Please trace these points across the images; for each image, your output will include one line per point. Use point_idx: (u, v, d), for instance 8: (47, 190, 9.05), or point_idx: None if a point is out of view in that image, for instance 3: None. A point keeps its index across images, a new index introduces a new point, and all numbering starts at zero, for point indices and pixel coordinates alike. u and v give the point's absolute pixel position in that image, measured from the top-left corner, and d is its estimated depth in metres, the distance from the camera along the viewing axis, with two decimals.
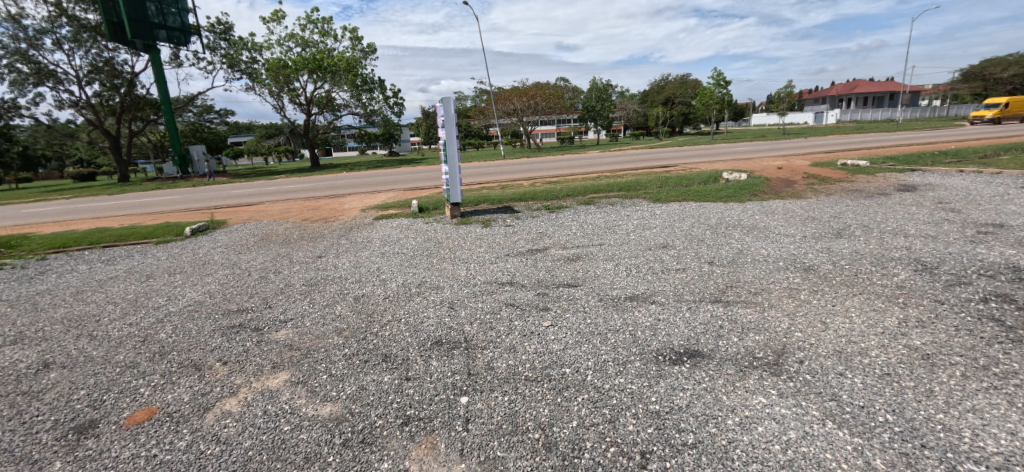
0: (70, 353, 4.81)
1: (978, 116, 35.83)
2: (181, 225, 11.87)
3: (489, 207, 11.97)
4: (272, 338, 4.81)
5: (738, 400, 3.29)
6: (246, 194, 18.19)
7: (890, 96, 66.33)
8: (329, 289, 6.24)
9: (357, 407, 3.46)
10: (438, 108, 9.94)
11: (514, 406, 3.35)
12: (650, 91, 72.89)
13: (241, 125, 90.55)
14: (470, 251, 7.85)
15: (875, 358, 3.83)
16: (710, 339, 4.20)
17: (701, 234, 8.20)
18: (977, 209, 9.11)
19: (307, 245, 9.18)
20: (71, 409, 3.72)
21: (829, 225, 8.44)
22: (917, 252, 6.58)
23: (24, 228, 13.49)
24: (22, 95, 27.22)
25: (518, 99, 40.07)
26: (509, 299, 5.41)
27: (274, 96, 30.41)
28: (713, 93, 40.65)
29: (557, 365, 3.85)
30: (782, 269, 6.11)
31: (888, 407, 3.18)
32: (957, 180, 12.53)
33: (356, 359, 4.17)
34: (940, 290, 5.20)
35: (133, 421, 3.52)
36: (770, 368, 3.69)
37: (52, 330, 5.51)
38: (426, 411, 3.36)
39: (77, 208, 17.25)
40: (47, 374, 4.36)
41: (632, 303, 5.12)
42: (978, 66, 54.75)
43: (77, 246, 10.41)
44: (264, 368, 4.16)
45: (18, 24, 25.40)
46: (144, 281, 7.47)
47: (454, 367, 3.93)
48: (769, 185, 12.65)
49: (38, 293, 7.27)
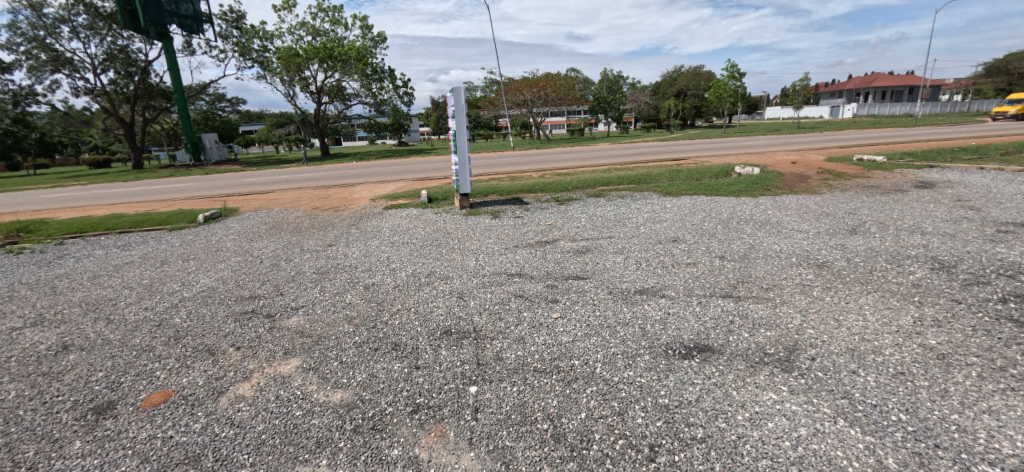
0: (88, 335, 4.92)
1: (1000, 112, 34.90)
2: (194, 212, 12.05)
3: (498, 198, 11.99)
4: (283, 324, 4.87)
5: (748, 395, 3.28)
6: (258, 182, 18.37)
7: (909, 90, 64.94)
8: (340, 278, 6.30)
9: (367, 394, 3.50)
10: (449, 98, 9.92)
11: (523, 396, 3.37)
12: (662, 83, 72.05)
13: (249, 114, 91.14)
14: (479, 242, 7.85)
15: (889, 357, 3.78)
16: (721, 333, 4.18)
17: (713, 228, 8.13)
18: (997, 208, 8.92)
19: (318, 233, 9.27)
20: (89, 390, 3.81)
21: (844, 221, 8.32)
22: (934, 250, 6.48)
23: (42, 213, 13.77)
24: (39, 82, 27.65)
25: (528, 89, 39.94)
26: (517, 291, 5.42)
27: (286, 84, 30.42)
28: (727, 86, 39.89)
29: (566, 357, 3.85)
30: (795, 265, 6.04)
31: (901, 406, 3.14)
32: (977, 177, 12.27)
33: (366, 347, 4.21)
34: (956, 289, 5.12)
35: (150, 403, 3.59)
36: (781, 364, 3.66)
37: (71, 313, 5.64)
38: (436, 399, 3.38)
39: (93, 194, 17.52)
40: (67, 356, 4.46)
41: (642, 296, 5.10)
42: (1002, 59, 53.22)
43: (94, 231, 10.61)
44: (276, 354, 4.22)
45: (37, 13, 25.77)
46: (159, 267, 7.61)
47: (464, 357, 3.94)
48: (782, 180, 12.47)
49: (56, 276, 7.43)
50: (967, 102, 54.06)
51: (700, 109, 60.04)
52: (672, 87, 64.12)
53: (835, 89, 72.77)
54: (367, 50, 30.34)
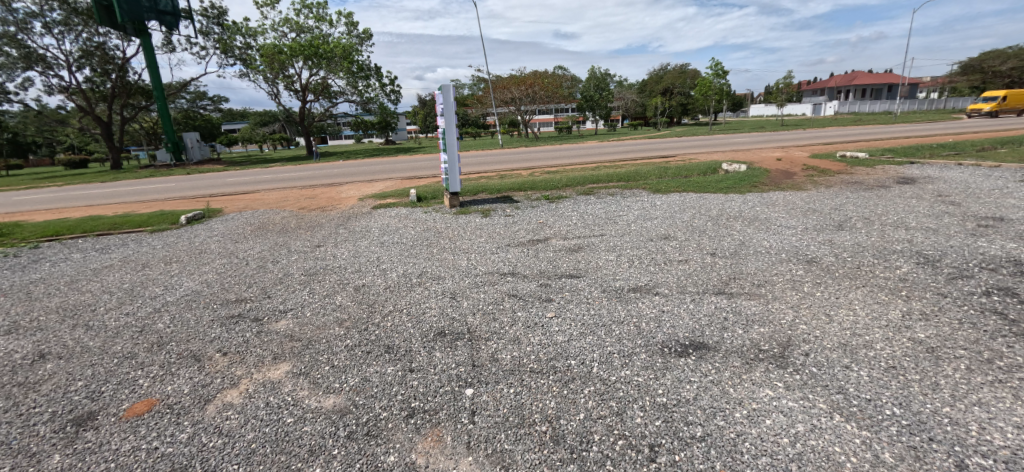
0: (66, 343, 4.75)
1: (976, 109, 35.99)
2: (176, 213, 11.75)
3: (488, 197, 11.91)
4: (272, 328, 4.76)
5: (746, 393, 3.27)
6: (242, 182, 18.02)
7: (888, 88, 66.37)
8: (330, 279, 6.17)
9: (360, 398, 3.43)
10: (438, 96, 9.79)
11: (521, 398, 3.32)
12: (648, 81, 72.62)
13: (233, 112, 89.85)
14: (470, 241, 7.78)
15: (881, 351, 3.82)
16: (715, 331, 4.18)
17: (703, 225, 8.15)
18: (977, 203, 9.14)
19: (305, 234, 9.10)
20: (68, 400, 3.67)
21: (830, 217, 8.43)
22: (918, 245, 6.59)
23: (17, 215, 13.30)
24: (10, 79, 26.80)
25: (516, 87, 39.79)
26: (510, 290, 5.37)
27: (269, 82, 29.91)
28: (713, 83, 40.15)
29: (562, 357, 3.81)
30: (784, 261, 6.10)
31: (894, 400, 3.17)
32: (956, 173, 12.58)
33: (358, 350, 4.13)
34: (942, 282, 5.21)
35: (133, 413, 3.47)
36: (776, 361, 3.67)
37: (48, 320, 5.44)
38: (432, 403, 3.32)
39: (70, 196, 16.99)
40: (44, 364, 4.30)
41: (636, 294, 5.10)
42: (977, 58, 54.64)
43: (71, 234, 10.28)
44: (265, 359, 4.11)
45: (7, 8, 24.93)
46: (140, 270, 7.39)
47: (459, 358, 3.89)
48: (769, 177, 12.62)
49: (31, 282, 7.17)
50: (943, 99, 55.41)
51: (686, 106, 60.67)
52: (658, 85, 64.69)
53: (817, 87, 74.07)
54: (353, 48, 29.97)
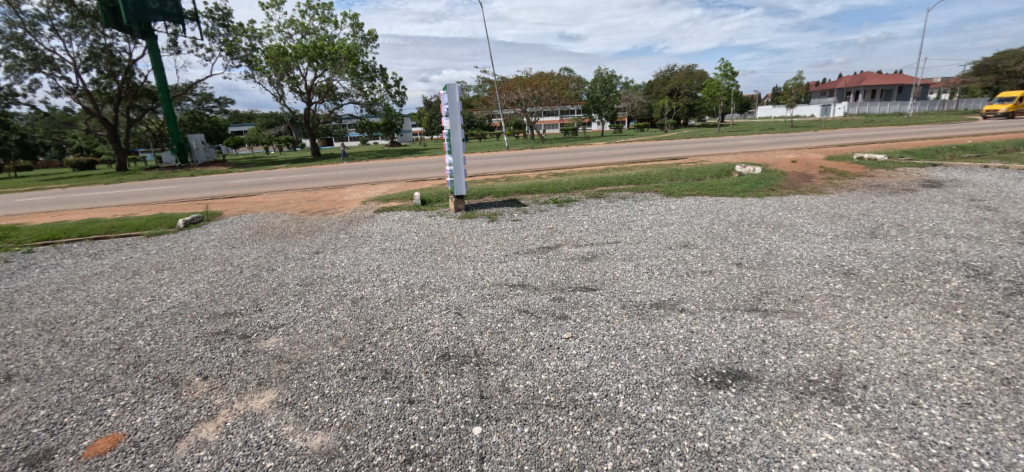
0: (36, 362, 4.33)
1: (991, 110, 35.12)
2: (174, 217, 11.39)
3: (494, 200, 11.47)
4: (260, 347, 4.33)
5: (801, 437, 2.79)
6: (245, 184, 17.67)
7: (899, 89, 65.34)
8: (326, 290, 5.75)
9: (352, 438, 2.97)
10: (443, 96, 9.36)
11: (536, 440, 2.86)
12: (654, 82, 71.87)
13: (239, 114, 90.16)
14: (476, 248, 7.34)
15: (949, 383, 3.32)
16: (755, 356, 3.70)
17: (724, 232, 7.65)
18: (1014, 208, 8.58)
19: (304, 240, 8.68)
20: (25, 434, 3.25)
21: (860, 223, 7.89)
22: (964, 255, 6.05)
23: (17, 218, 13.03)
24: (17, 81, 26.74)
25: (522, 88, 39.35)
26: (521, 305, 4.90)
27: (274, 84, 29.71)
28: (722, 84, 39.50)
29: (582, 388, 3.35)
30: (820, 273, 5.58)
31: (980, 448, 2.67)
32: (984, 176, 11.96)
33: (352, 375, 3.68)
34: (1000, 299, 4.69)
35: (94, 451, 3.04)
36: (830, 395, 3.18)
37: (23, 334, 5.04)
38: (433, 445, 2.87)
39: (71, 197, 16.74)
40: (8, 388, 3.90)
41: (660, 311, 4.61)
42: (992, 57, 53.53)
43: (66, 238, 9.95)
44: (248, 385, 3.68)
45: (14, 9, 24.85)
46: (130, 278, 7.01)
47: (465, 388, 3.43)
48: (786, 180, 12.09)
49: (17, 290, 6.81)
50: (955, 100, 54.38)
51: (693, 108, 60.00)
52: (665, 86, 64.04)
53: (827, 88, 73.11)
54: (358, 49, 29.68)
